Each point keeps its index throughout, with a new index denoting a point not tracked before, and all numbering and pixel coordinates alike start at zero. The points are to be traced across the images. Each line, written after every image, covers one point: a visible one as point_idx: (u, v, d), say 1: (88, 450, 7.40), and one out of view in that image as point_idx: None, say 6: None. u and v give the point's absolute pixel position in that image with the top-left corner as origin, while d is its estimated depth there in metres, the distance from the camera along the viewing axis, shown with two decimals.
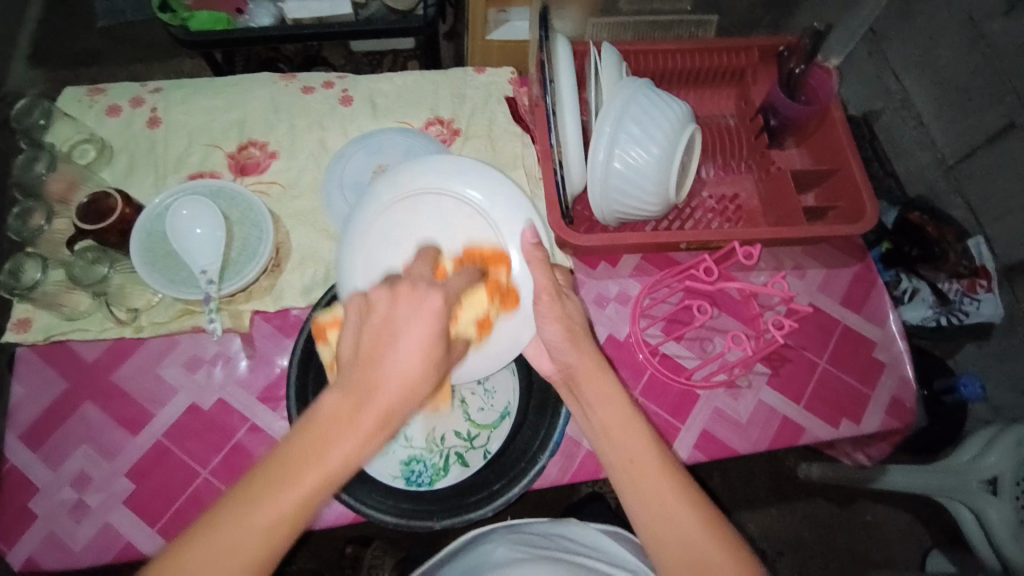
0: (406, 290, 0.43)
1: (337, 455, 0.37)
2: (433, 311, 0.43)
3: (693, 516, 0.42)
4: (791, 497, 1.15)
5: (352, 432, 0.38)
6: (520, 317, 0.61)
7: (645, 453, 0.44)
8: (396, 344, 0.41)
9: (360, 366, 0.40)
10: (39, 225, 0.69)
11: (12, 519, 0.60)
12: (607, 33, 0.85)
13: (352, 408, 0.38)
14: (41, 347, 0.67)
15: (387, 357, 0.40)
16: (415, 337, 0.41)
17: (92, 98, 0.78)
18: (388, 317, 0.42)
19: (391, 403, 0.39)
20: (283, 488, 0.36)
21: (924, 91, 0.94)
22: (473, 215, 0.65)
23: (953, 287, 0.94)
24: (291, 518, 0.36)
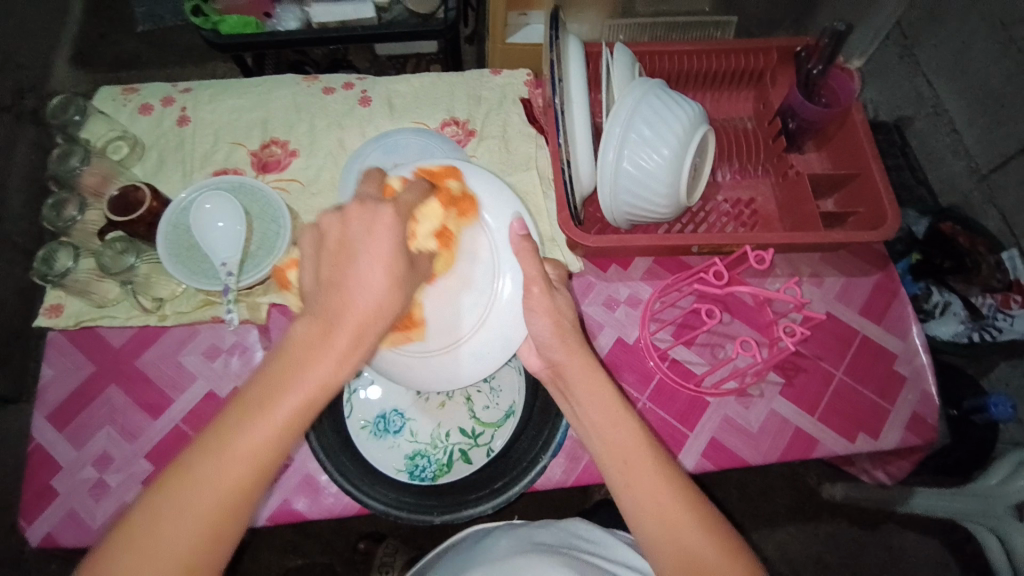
0: (358, 209, 0.46)
1: (319, 369, 0.40)
2: (389, 228, 0.45)
3: (684, 507, 0.43)
4: (812, 516, 1.12)
5: (326, 353, 0.41)
6: (512, 313, 0.61)
7: (636, 445, 0.45)
8: (361, 267, 0.44)
9: (332, 293, 0.43)
10: (72, 216, 0.71)
11: (36, 494, 0.63)
12: (624, 35, 0.85)
13: (330, 326, 0.42)
14: (71, 333, 0.71)
15: (356, 277, 0.43)
16: (376, 263, 0.44)
17: (126, 97, 0.83)
18: (347, 240, 0.45)
19: (363, 319, 0.43)
20: (275, 407, 0.39)
21: (958, 97, 0.90)
22: (467, 216, 0.64)
23: (987, 302, 0.89)
24: (286, 429, 0.39)
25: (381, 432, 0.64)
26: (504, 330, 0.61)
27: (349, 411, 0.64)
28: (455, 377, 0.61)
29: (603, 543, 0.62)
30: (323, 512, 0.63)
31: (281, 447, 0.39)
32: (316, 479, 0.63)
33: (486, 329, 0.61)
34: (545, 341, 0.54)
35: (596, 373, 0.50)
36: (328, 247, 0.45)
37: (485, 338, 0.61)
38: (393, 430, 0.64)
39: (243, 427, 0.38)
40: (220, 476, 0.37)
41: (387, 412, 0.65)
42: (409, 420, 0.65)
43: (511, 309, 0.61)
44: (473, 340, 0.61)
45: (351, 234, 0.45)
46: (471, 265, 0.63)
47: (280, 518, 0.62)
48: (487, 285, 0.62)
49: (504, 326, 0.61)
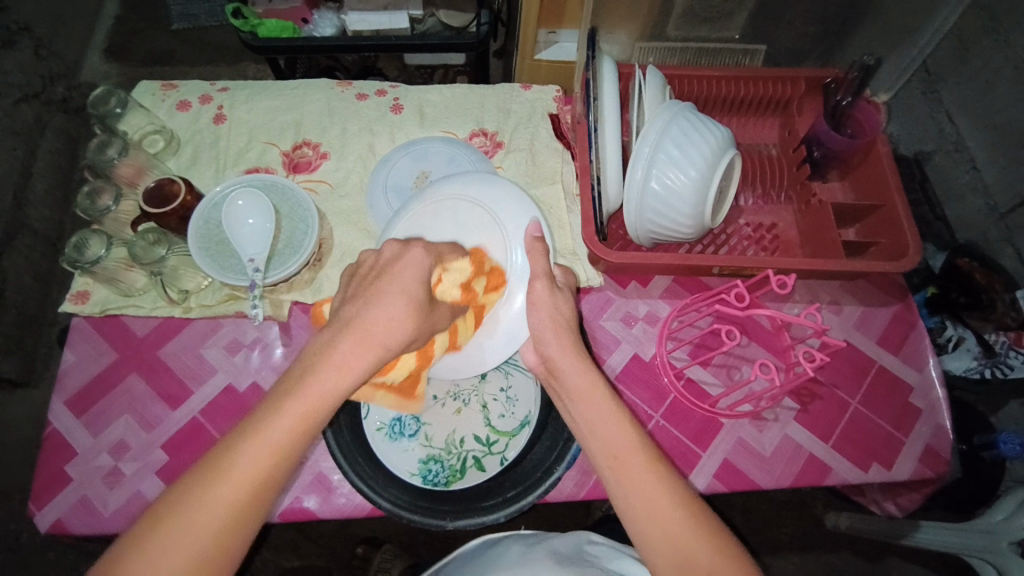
0: (393, 250, 0.50)
1: (325, 377, 0.42)
2: (417, 261, 0.49)
3: (670, 502, 0.43)
4: (816, 546, 1.11)
5: (340, 357, 0.43)
6: (515, 312, 0.61)
7: (620, 438, 0.46)
8: (381, 291, 0.47)
9: (351, 308, 0.46)
10: (106, 206, 0.72)
11: (49, 479, 0.63)
12: (653, 57, 0.87)
13: (341, 339, 0.44)
14: (95, 320, 0.72)
15: (377, 298, 0.46)
16: (397, 287, 0.47)
17: (165, 93, 0.85)
18: (378, 273, 0.49)
19: (377, 334, 0.45)
20: (289, 405, 0.40)
21: (979, 135, 0.92)
22: (487, 218, 0.64)
23: (1000, 338, 0.89)
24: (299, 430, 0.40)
25: (396, 435, 0.64)
26: (509, 327, 0.61)
27: (366, 411, 0.64)
28: (461, 368, 0.63)
29: (604, 556, 0.60)
30: (334, 512, 0.63)
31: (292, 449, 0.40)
32: (328, 478, 0.64)
33: (491, 326, 0.62)
34: (546, 352, 0.54)
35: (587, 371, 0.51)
36: (360, 278, 0.49)
37: (491, 335, 0.62)
38: (409, 434, 0.64)
39: (267, 420, 0.40)
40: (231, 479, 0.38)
41: (403, 415, 0.65)
42: (424, 424, 0.65)
43: (518, 308, 0.61)
44: (478, 335, 0.62)
45: (381, 266, 0.49)
46: (486, 263, 0.63)
47: (291, 515, 0.62)
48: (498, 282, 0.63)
49: (509, 324, 0.61)
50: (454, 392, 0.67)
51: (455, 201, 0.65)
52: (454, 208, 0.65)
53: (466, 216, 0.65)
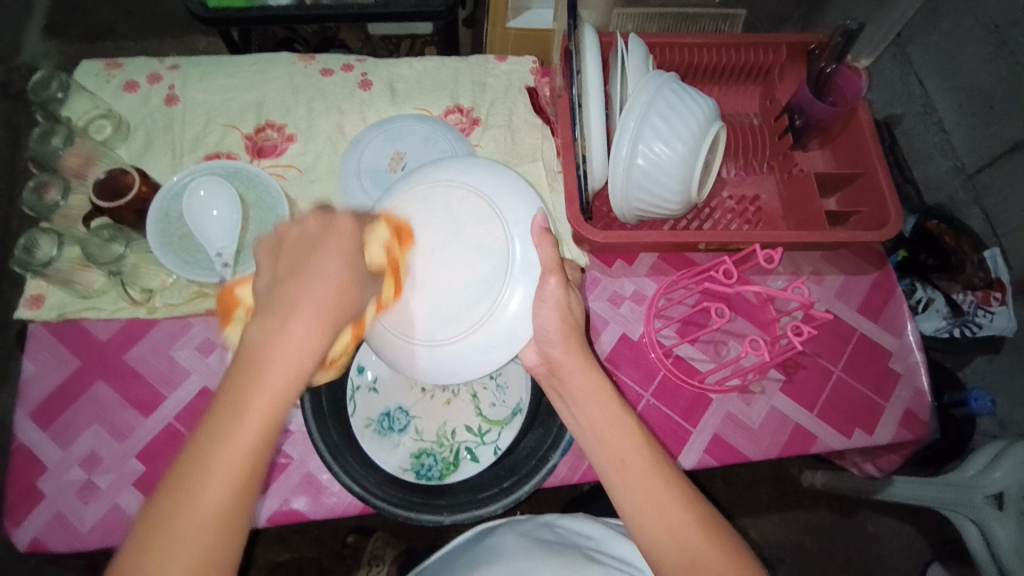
0: (317, 218, 0.40)
1: (275, 381, 0.34)
2: (352, 229, 0.40)
3: (686, 514, 0.43)
4: (793, 504, 1.15)
5: (283, 357, 0.34)
6: (521, 310, 0.56)
7: (636, 452, 0.45)
8: (309, 268, 0.37)
9: (284, 291, 0.36)
10: (55, 201, 0.68)
11: (20, 496, 0.60)
12: (631, 24, 0.84)
13: (281, 328, 0.35)
14: (53, 325, 0.67)
15: (306, 278, 0.37)
16: (333, 265, 0.38)
17: (108, 73, 0.78)
18: (309, 238, 0.38)
19: (322, 319, 0.36)
20: (243, 421, 0.33)
21: (948, 97, 0.92)
22: (483, 206, 0.60)
23: (968, 299, 0.91)
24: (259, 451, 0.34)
25: (385, 430, 0.62)
26: (510, 326, 0.56)
27: (353, 408, 0.63)
28: (456, 374, 0.57)
29: (601, 538, 0.61)
30: (325, 512, 0.61)
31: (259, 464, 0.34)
32: (317, 477, 0.62)
33: (491, 326, 0.56)
34: (550, 354, 0.52)
35: (594, 376, 0.49)
36: (285, 248, 0.39)
37: (489, 331, 0.56)
38: (398, 428, 0.63)
39: (222, 441, 0.33)
40: (212, 489, 0.32)
41: (392, 409, 0.64)
42: (413, 418, 0.64)
43: (518, 310, 0.56)
44: (475, 336, 0.56)
45: (306, 236, 0.39)
46: (485, 258, 0.58)
47: (281, 517, 0.61)
48: (501, 280, 0.57)
49: (509, 323, 0.56)
50: (443, 382, 0.66)
51: (447, 187, 0.60)
52: (445, 195, 0.60)
53: (459, 208, 0.60)
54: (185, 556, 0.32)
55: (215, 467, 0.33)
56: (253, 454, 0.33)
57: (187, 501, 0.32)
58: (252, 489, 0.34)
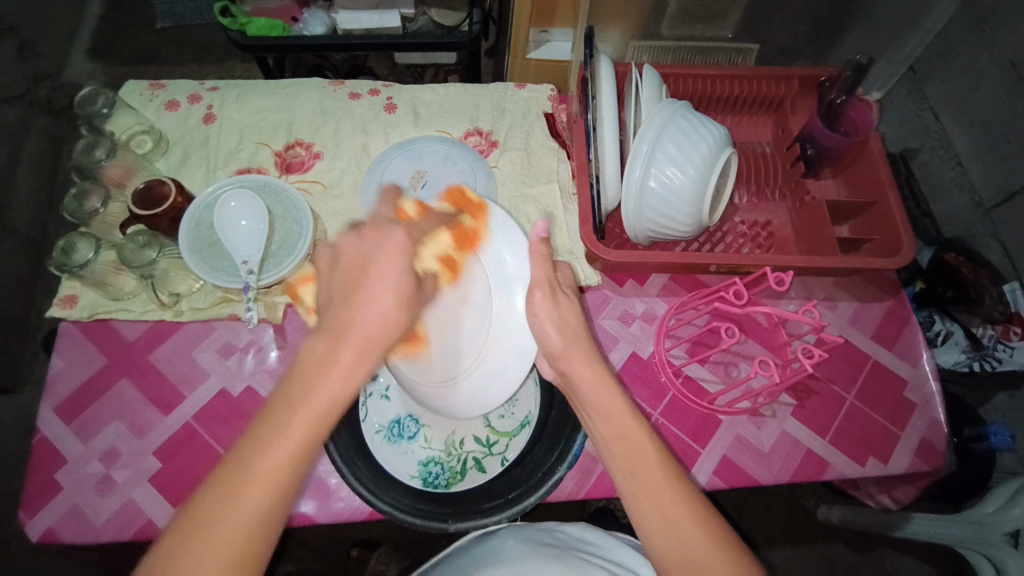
0: (372, 233, 0.48)
1: (326, 390, 0.41)
2: (401, 244, 0.48)
3: (701, 532, 0.42)
4: (809, 538, 1.12)
5: (335, 367, 0.42)
6: (517, 323, 0.62)
7: (652, 465, 0.45)
8: (370, 291, 0.45)
9: (342, 310, 0.45)
10: (94, 207, 0.71)
11: (39, 488, 0.62)
12: (647, 56, 0.87)
13: (335, 341, 0.43)
14: (84, 324, 0.70)
15: (364, 303, 0.45)
16: (386, 289, 0.46)
17: (152, 92, 0.83)
18: (361, 262, 0.47)
19: (369, 334, 0.44)
20: (292, 420, 0.39)
21: (963, 132, 0.93)
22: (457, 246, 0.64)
23: (987, 333, 0.89)
24: (303, 452, 0.39)
25: (395, 437, 0.63)
26: (515, 343, 0.61)
27: (364, 415, 0.64)
28: (484, 402, 0.61)
29: (603, 545, 0.61)
30: (332, 517, 0.62)
31: (302, 467, 0.39)
32: (326, 482, 0.63)
33: (499, 347, 0.62)
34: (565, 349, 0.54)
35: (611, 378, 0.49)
36: (342, 268, 0.47)
37: (501, 352, 0.61)
38: (408, 436, 0.64)
39: (276, 435, 0.38)
40: (258, 481, 0.37)
41: (402, 417, 0.65)
42: (423, 427, 0.65)
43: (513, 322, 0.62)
44: (489, 360, 0.61)
45: (361, 253, 0.47)
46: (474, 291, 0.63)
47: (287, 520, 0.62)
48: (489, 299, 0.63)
49: (514, 339, 0.61)
50: None
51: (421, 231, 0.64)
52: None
53: None
54: (220, 543, 0.36)
55: (263, 459, 0.38)
56: (299, 455, 0.39)
57: (235, 490, 0.37)
58: (292, 487, 0.38)
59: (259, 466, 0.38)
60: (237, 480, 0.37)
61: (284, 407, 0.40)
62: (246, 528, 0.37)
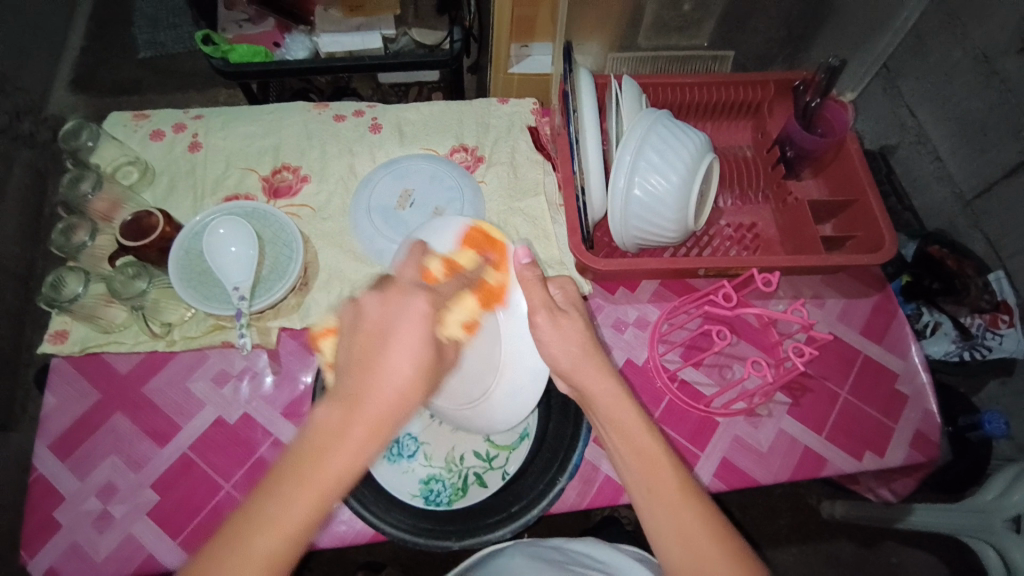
0: (396, 300, 0.45)
1: (333, 468, 0.38)
2: (422, 315, 0.45)
3: (719, 549, 0.42)
4: (814, 536, 1.12)
5: (346, 443, 0.39)
6: (525, 345, 0.64)
7: (668, 480, 0.44)
8: (386, 356, 0.43)
9: (358, 380, 0.42)
10: (82, 241, 0.71)
11: (39, 525, 0.61)
12: (626, 67, 0.89)
13: (352, 414, 0.40)
14: (76, 359, 0.70)
15: (382, 367, 0.42)
16: (405, 357, 0.43)
17: (136, 123, 0.84)
18: (381, 328, 0.44)
19: (386, 412, 0.41)
20: (296, 497, 0.37)
21: (939, 126, 0.95)
22: None
23: (975, 321, 0.90)
24: (303, 529, 0.37)
25: (395, 456, 0.63)
26: (530, 365, 0.63)
27: None
28: (507, 418, 0.62)
29: (613, 562, 0.58)
30: (335, 541, 0.62)
31: (299, 546, 0.37)
32: None
33: (513, 368, 0.63)
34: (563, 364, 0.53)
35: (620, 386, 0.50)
36: (360, 333, 0.44)
37: (515, 372, 0.63)
38: (407, 454, 0.63)
39: (278, 510, 0.36)
40: (251, 554, 0.36)
41: (401, 436, 0.65)
42: (422, 444, 0.65)
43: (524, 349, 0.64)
44: (505, 381, 0.63)
45: (382, 323, 0.44)
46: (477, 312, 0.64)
47: None
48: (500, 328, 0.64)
49: (528, 361, 0.63)
50: None
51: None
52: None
53: None
54: None
55: (259, 533, 0.36)
56: (297, 533, 0.37)
57: (227, 562, 0.35)
58: (282, 567, 0.36)
59: (266, 538, 0.36)
60: (233, 548, 0.36)
61: (291, 479, 0.38)
62: None
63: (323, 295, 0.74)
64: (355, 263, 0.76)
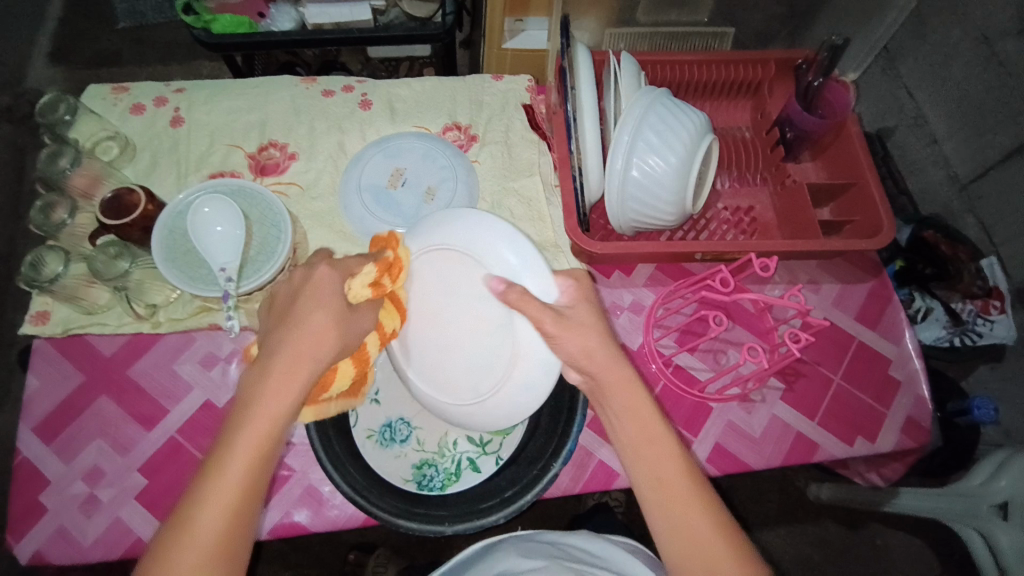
0: (301, 273, 0.48)
1: (261, 412, 0.42)
2: (323, 275, 0.47)
3: (722, 543, 0.43)
4: (801, 517, 1.14)
5: (269, 390, 0.42)
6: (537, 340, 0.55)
7: (677, 474, 0.45)
8: (300, 315, 0.45)
9: (275, 340, 0.45)
10: (62, 220, 0.69)
11: (25, 508, 0.60)
12: (623, 43, 0.86)
13: (268, 367, 0.43)
14: (57, 341, 0.68)
15: (295, 326, 0.45)
16: (313, 310, 0.46)
17: (115, 97, 0.80)
18: (292, 293, 0.47)
19: (305, 354, 0.44)
20: (233, 443, 0.41)
21: (938, 108, 0.94)
22: (466, 259, 0.58)
23: (966, 308, 0.92)
24: (249, 467, 0.41)
25: (387, 441, 0.63)
26: (540, 358, 0.55)
27: (355, 421, 0.63)
28: (514, 413, 0.58)
29: (607, 556, 0.58)
30: (327, 525, 0.61)
31: (247, 482, 0.41)
32: (319, 490, 0.62)
33: (523, 362, 0.56)
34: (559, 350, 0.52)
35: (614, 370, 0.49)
36: (276, 307, 0.47)
37: (526, 368, 0.56)
38: (400, 440, 0.63)
39: (220, 460, 0.40)
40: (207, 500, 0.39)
41: (393, 420, 0.64)
42: (415, 428, 0.64)
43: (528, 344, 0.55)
44: (514, 376, 0.56)
45: (292, 291, 0.47)
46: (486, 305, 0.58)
47: (281, 531, 0.61)
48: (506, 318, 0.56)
49: (539, 355, 0.55)
50: None
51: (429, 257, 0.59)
52: (432, 267, 0.59)
53: (450, 271, 0.59)
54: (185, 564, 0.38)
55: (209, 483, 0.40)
56: (243, 472, 0.40)
57: (187, 516, 0.39)
58: (242, 506, 0.40)
59: (213, 490, 0.40)
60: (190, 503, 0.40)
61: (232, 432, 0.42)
62: (218, 535, 0.39)
63: None
64: (347, 243, 0.74)
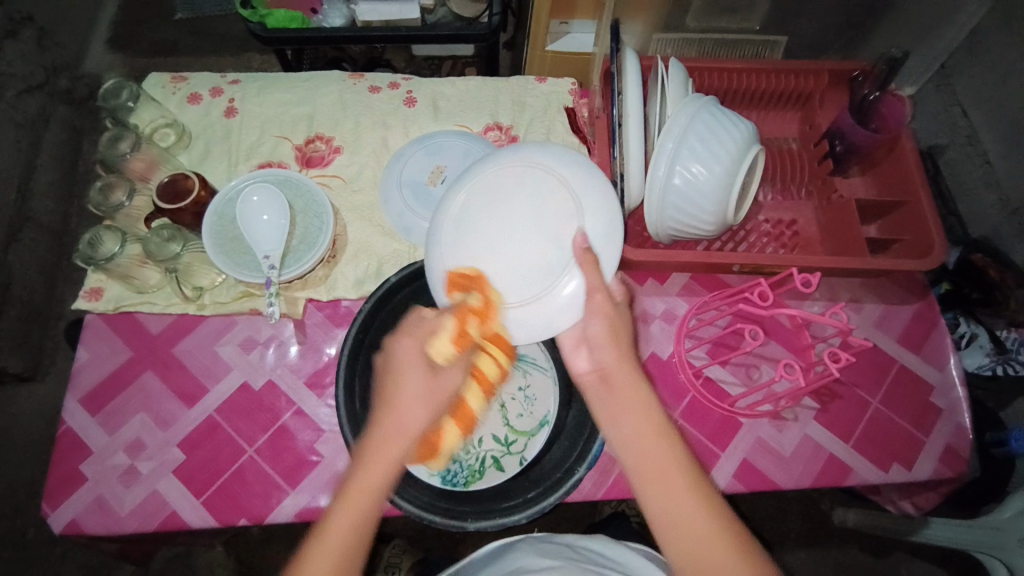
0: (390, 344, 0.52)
1: (359, 481, 0.45)
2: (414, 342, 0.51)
3: (725, 540, 0.43)
4: (824, 540, 1.11)
5: (370, 460, 0.45)
6: (572, 307, 0.60)
7: (673, 462, 0.45)
8: (394, 387, 0.48)
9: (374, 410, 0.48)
10: (119, 201, 0.72)
11: (62, 479, 0.63)
12: (670, 49, 0.85)
13: (370, 438, 0.46)
14: (109, 317, 0.71)
15: (392, 399, 0.48)
16: (407, 381, 0.48)
17: (174, 85, 0.84)
18: (387, 364, 0.50)
19: (402, 425, 0.47)
20: (335, 509, 0.44)
21: (996, 127, 0.90)
22: (567, 203, 0.63)
23: (1011, 335, 0.87)
24: (349, 537, 0.43)
25: None
26: (552, 316, 0.60)
27: None
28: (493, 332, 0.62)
29: (625, 562, 0.58)
30: None
31: (349, 550, 0.43)
32: None
33: (537, 306, 0.61)
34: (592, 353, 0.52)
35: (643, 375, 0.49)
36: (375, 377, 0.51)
37: (530, 312, 0.61)
38: None
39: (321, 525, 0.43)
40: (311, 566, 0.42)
41: None
42: None
43: (569, 300, 0.60)
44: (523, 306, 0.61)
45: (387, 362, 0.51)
46: (555, 246, 0.62)
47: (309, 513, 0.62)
48: (561, 268, 0.61)
49: (553, 314, 0.60)
50: None
51: (543, 178, 0.64)
52: (539, 188, 0.64)
53: (547, 199, 0.64)
54: None
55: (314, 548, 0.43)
56: (345, 540, 0.43)
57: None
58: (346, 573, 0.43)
59: (318, 554, 0.42)
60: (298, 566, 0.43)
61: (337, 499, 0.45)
62: None
63: (351, 268, 0.74)
64: (385, 237, 0.76)
